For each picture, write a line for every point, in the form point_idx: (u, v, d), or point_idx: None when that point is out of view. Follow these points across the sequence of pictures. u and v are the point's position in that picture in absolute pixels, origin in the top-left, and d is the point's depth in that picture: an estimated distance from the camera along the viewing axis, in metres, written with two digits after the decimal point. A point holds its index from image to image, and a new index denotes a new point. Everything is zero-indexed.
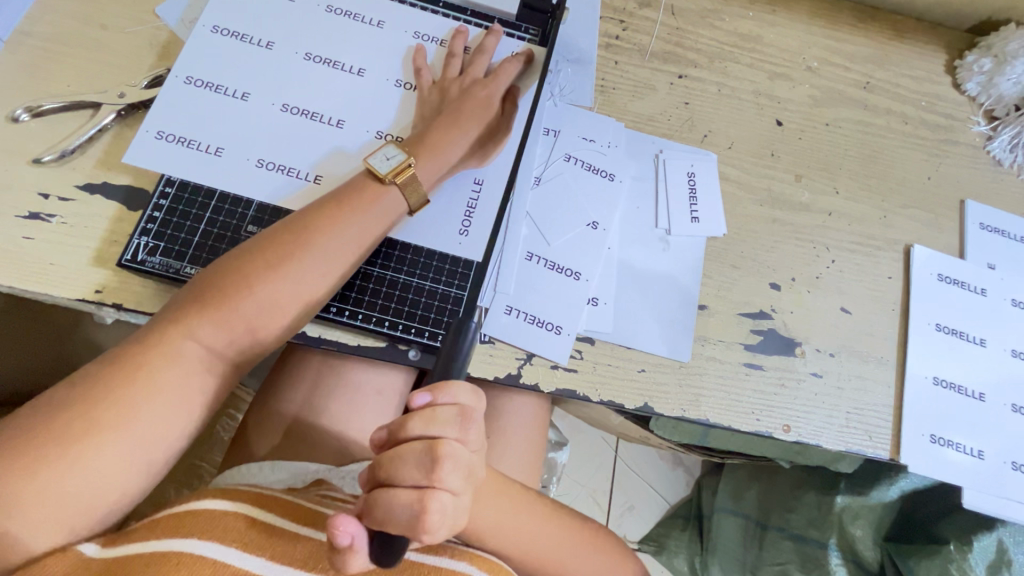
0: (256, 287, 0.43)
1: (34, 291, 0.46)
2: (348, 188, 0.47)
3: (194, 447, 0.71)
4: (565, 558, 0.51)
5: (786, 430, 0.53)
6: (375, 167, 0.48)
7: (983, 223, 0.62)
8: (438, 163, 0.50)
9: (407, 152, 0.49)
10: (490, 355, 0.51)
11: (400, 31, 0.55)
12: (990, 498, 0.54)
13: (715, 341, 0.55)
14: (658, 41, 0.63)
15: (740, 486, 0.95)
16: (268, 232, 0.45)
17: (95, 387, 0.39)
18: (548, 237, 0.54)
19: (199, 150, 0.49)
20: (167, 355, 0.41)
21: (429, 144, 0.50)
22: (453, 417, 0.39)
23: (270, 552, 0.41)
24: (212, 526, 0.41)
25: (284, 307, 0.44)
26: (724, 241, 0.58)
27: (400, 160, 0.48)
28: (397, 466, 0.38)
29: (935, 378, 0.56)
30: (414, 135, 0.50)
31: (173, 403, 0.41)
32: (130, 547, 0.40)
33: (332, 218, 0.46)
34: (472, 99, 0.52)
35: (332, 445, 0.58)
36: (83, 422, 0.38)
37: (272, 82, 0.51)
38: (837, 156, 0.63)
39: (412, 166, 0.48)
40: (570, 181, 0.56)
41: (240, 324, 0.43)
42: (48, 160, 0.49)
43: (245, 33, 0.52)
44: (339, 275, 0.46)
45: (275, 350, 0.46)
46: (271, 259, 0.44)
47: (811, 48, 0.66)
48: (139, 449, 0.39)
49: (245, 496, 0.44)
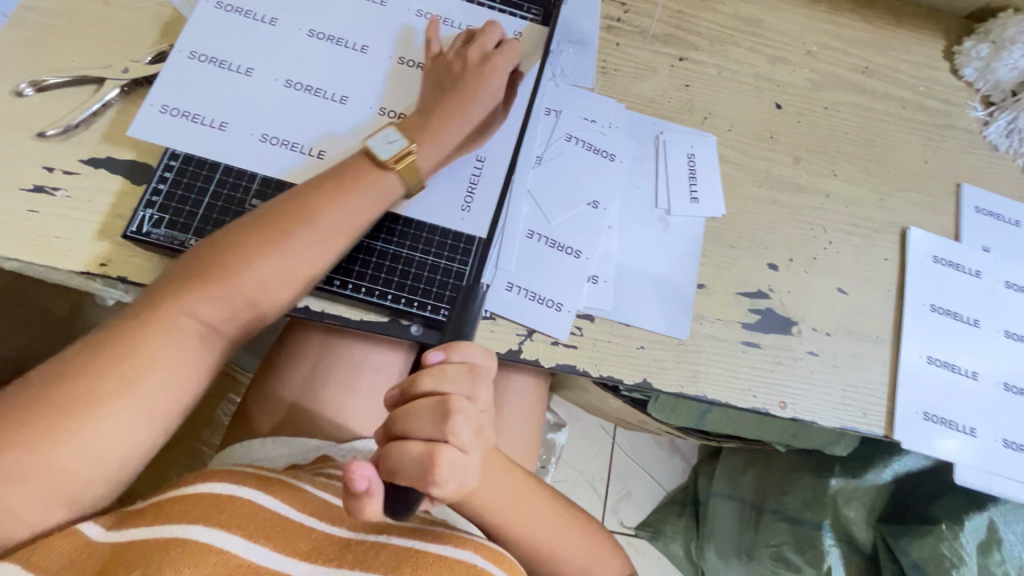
0: (257, 263, 0.44)
1: (39, 263, 0.46)
2: (348, 167, 0.47)
3: (195, 429, 0.71)
4: (563, 544, 0.52)
5: (782, 406, 0.54)
6: (375, 151, 0.48)
7: (979, 207, 0.63)
8: (440, 149, 0.50)
9: (408, 137, 0.49)
10: (491, 330, 0.51)
11: (403, 9, 0.55)
12: (982, 474, 0.55)
13: (713, 320, 0.55)
14: (659, 23, 0.64)
15: (735, 473, 0.97)
16: (264, 208, 0.46)
17: (94, 359, 0.39)
18: (551, 216, 0.55)
19: (204, 125, 0.49)
20: (164, 328, 0.41)
21: (433, 129, 0.50)
22: (461, 372, 0.42)
23: (274, 543, 0.41)
24: (217, 509, 0.40)
25: (280, 284, 0.44)
26: (723, 221, 0.58)
27: (401, 145, 0.48)
28: (410, 419, 0.41)
29: (928, 357, 0.57)
30: (412, 121, 0.50)
31: (173, 375, 0.41)
32: (134, 533, 0.39)
33: (329, 196, 0.46)
34: (475, 80, 0.51)
35: (335, 421, 0.59)
36: (84, 393, 0.38)
37: (276, 58, 0.52)
38: (836, 139, 0.63)
39: (414, 152, 0.48)
40: (572, 161, 0.57)
41: (238, 300, 0.44)
42: (53, 134, 0.49)
43: (249, 9, 0.52)
44: (336, 254, 0.47)
45: (271, 322, 0.47)
46: (267, 236, 0.44)
47: (810, 32, 0.67)
48: (140, 421, 0.40)
49: (251, 481, 0.44)
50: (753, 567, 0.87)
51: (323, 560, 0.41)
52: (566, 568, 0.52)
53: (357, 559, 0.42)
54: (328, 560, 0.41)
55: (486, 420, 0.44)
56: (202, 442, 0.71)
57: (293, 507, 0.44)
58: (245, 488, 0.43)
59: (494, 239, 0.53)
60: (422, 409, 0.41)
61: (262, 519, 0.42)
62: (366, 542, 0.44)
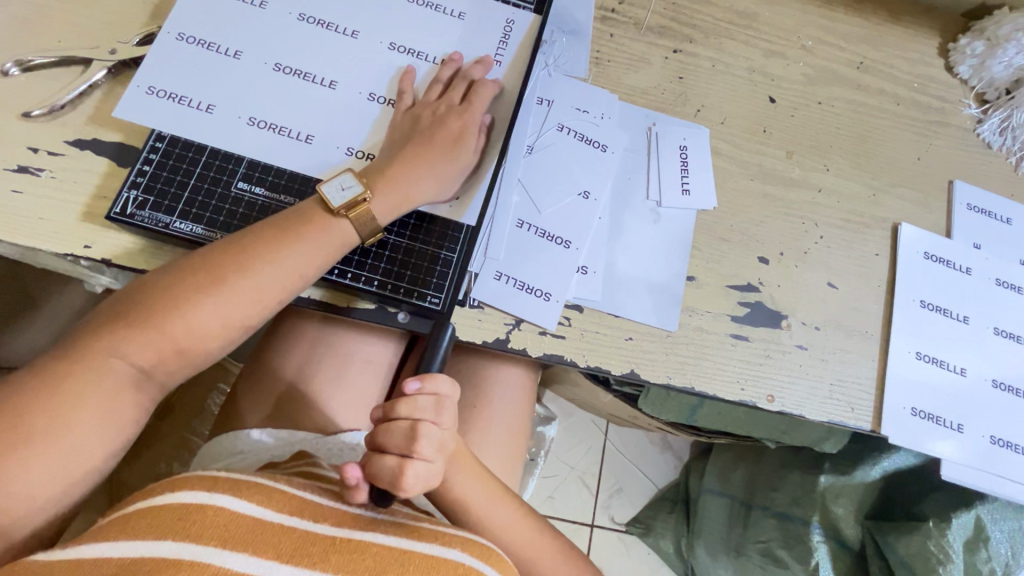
0: (186, 312, 0.43)
1: (22, 244, 0.46)
2: (298, 215, 0.46)
3: (182, 419, 0.71)
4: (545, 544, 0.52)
5: (770, 400, 0.54)
6: (329, 198, 0.46)
7: (971, 204, 0.63)
8: (400, 195, 0.48)
9: (364, 184, 0.47)
10: (479, 320, 0.51)
11: None
12: (970, 470, 0.55)
13: (703, 312, 0.55)
14: (655, 15, 0.63)
15: (726, 469, 0.97)
16: (204, 253, 0.45)
17: (21, 398, 0.39)
18: (541, 205, 0.55)
19: (191, 107, 0.49)
20: (93, 372, 0.41)
21: (393, 176, 0.48)
22: (430, 400, 0.45)
23: (252, 547, 0.39)
24: (186, 522, 0.39)
25: (212, 333, 0.44)
26: (715, 214, 0.58)
27: (355, 191, 0.47)
28: (384, 434, 0.45)
29: (918, 352, 0.57)
30: (376, 165, 0.49)
31: (105, 418, 0.41)
32: (94, 550, 0.37)
33: (271, 249, 0.45)
34: (444, 131, 0.51)
35: (321, 410, 0.59)
36: (11, 432, 0.38)
37: (265, 41, 0.51)
38: (829, 134, 0.63)
39: (368, 200, 0.47)
40: (562, 149, 0.57)
41: (169, 346, 0.43)
42: (38, 115, 0.49)
43: None
44: (273, 305, 0.46)
45: (210, 362, 0.47)
46: (202, 285, 0.43)
47: (806, 27, 0.67)
48: (66, 465, 0.39)
49: (221, 486, 0.42)
50: (742, 563, 0.87)
51: (308, 563, 0.39)
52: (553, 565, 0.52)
53: (343, 560, 0.40)
54: (313, 562, 0.39)
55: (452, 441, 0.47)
56: (190, 432, 0.70)
57: (271, 509, 0.42)
58: (216, 495, 0.41)
59: (483, 229, 0.53)
60: (395, 430, 0.45)
61: (235, 526, 0.39)
62: (354, 539, 0.42)
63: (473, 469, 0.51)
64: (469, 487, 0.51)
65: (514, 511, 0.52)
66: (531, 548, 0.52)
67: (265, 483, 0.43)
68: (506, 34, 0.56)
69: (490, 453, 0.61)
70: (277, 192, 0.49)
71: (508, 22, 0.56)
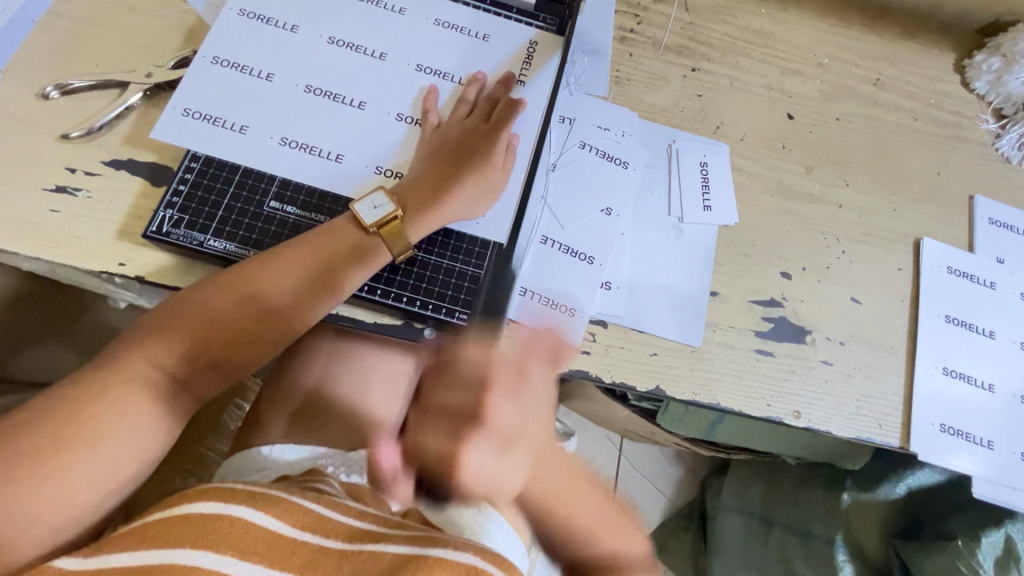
0: (223, 323, 0.44)
1: (58, 261, 0.47)
2: (330, 232, 0.47)
3: (202, 435, 0.71)
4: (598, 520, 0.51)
5: (796, 416, 0.54)
6: (361, 215, 0.48)
7: (992, 218, 0.63)
8: (429, 216, 0.49)
9: (395, 203, 0.48)
10: (504, 335, 0.52)
11: (420, 18, 0.56)
12: (1000, 488, 0.54)
13: (727, 327, 0.55)
14: (672, 35, 0.65)
15: (743, 485, 0.94)
16: (241, 266, 0.46)
17: (64, 405, 0.40)
18: (565, 221, 0.55)
19: (225, 128, 0.50)
20: (129, 382, 0.41)
21: (423, 197, 0.49)
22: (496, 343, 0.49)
23: (266, 558, 0.39)
24: (201, 532, 0.38)
25: (246, 344, 0.45)
26: (736, 230, 0.58)
27: (387, 210, 0.48)
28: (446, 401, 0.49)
29: (944, 368, 0.57)
30: (406, 183, 0.50)
31: (143, 424, 0.42)
32: (118, 559, 0.38)
33: (305, 267, 0.46)
34: (472, 152, 0.52)
35: (345, 425, 0.59)
36: (54, 439, 0.38)
37: (297, 64, 0.53)
38: (848, 150, 0.64)
39: (399, 219, 0.48)
40: (585, 165, 0.58)
41: (204, 356, 0.44)
42: (76, 136, 0.50)
43: (270, 17, 0.53)
44: (304, 320, 0.47)
45: (242, 373, 0.47)
46: (237, 300, 0.45)
47: (822, 45, 0.67)
48: (102, 474, 0.40)
49: (238, 496, 0.41)
50: None
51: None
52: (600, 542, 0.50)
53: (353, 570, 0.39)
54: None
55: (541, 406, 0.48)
56: (209, 448, 0.71)
57: (285, 521, 0.41)
58: (233, 505, 0.40)
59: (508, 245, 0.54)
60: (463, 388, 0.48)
61: (251, 535, 0.39)
62: (364, 552, 0.40)
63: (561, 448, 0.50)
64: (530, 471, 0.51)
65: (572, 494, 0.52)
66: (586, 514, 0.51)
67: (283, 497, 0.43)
68: (529, 55, 0.57)
69: None
70: (308, 210, 0.50)
71: (530, 44, 0.57)
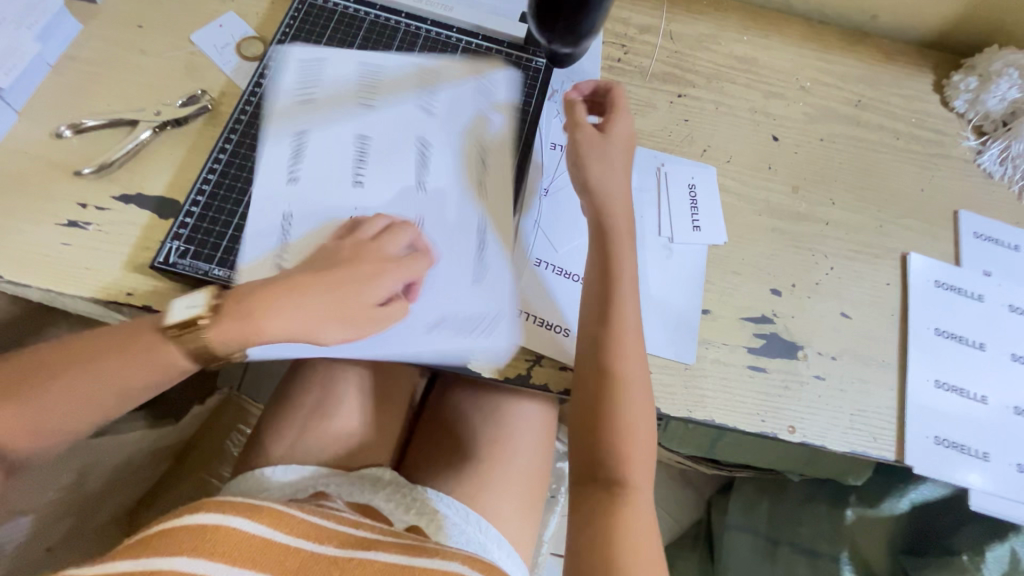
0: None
1: (69, 293, 0.49)
2: (125, 331, 0.44)
3: (207, 463, 0.75)
4: (637, 411, 0.48)
5: (791, 431, 0.54)
6: (174, 316, 0.44)
7: (978, 232, 0.64)
8: (246, 325, 0.44)
9: (211, 306, 0.44)
10: (501, 356, 0.53)
11: (468, 125, 0.58)
12: (996, 499, 0.54)
13: (719, 344, 0.56)
14: (658, 63, 0.67)
15: (750, 502, 0.91)
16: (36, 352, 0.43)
17: None
18: (463, 299, 0.52)
19: (243, 105, 0.55)
20: None
21: (259, 301, 0.45)
22: (617, 139, 0.55)
23: (260, 565, 0.40)
24: (200, 539, 0.40)
25: (31, 435, 0.42)
26: (725, 249, 0.60)
27: (197, 312, 0.44)
28: (615, 241, 0.51)
29: (936, 380, 0.57)
30: (245, 287, 0.45)
31: None
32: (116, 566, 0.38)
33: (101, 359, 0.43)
34: (341, 270, 0.47)
35: (344, 450, 0.60)
36: None
37: (335, 110, 0.56)
38: (832, 169, 0.65)
39: (203, 326, 0.44)
40: (457, 274, 0.52)
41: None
42: (88, 173, 0.52)
43: (367, 74, 0.58)
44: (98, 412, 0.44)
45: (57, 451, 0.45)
46: (12, 388, 0.41)
47: (804, 69, 0.70)
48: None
49: (235, 508, 0.43)
50: None
51: None
52: (630, 450, 0.48)
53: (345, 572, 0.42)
54: None
55: (642, 403, 0.48)
56: (212, 477, 0.73)
57: (279, 530, 0.43)
58: (230, 516, 0.42)
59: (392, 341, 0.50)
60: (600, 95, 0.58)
61: (247, 544, 0.41)
62: (354, 558, 0.43)
63: (635, 495, 0.47)
64: (582, 514, 0.47)
65: (641, 529, 0.45)
66: (627, 425, 0.48)
67: (278, 509, 0.44)
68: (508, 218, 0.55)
69: (513, 491, 0.60)
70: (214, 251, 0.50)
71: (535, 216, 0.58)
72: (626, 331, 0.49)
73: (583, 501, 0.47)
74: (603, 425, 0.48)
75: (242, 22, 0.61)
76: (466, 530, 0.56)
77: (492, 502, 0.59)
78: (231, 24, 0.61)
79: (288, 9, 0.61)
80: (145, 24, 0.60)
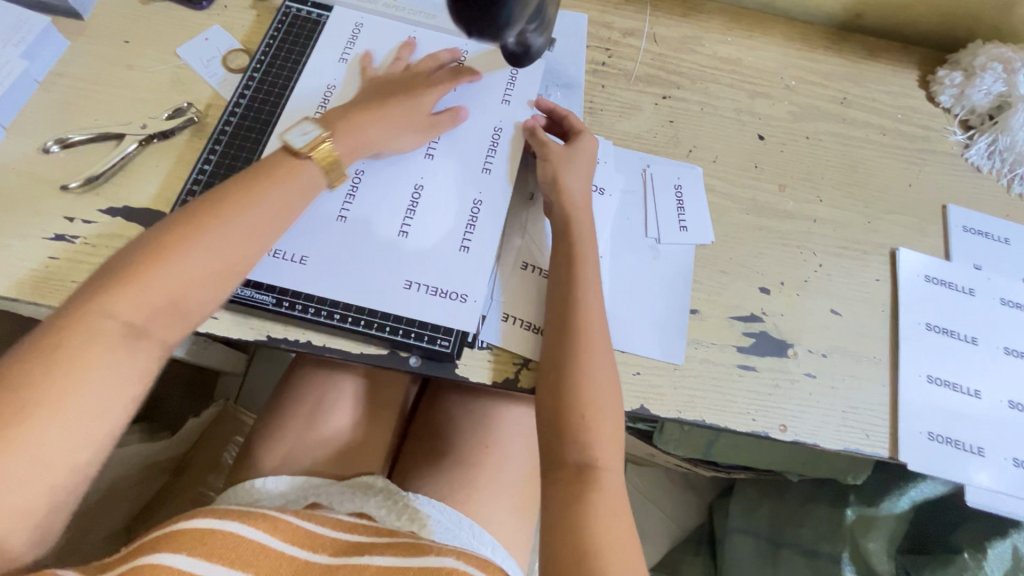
0: (172, 257, 0.43)
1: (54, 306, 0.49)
2: (266, 164, 0.50)
3: (201, 475, 0.72)
4: (596, 377, 0.48)
5: (783, 430, 0.54)
6: (292, 142, 0.50)
7: (966, 226, 0.64)
8: (353, 139, 0.52)
9: (321, 129, 0.52)
10: (489, 360, 0.53)
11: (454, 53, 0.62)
12: (990, 495, 0.54)
13: (708, 343, 0.56)
14: (642, 65, 0.68)
15: (751, 504, 0.91)
16: (152, 233, 0.44)
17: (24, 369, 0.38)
18: (432, 262, 0.53)
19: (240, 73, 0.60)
20: (86, 335, 0.40)
21: (347, 123, 0.53)
22: (584, 154, 0.56)
23: (255, 569, 0.42)
24: (198, 542, 0.41)
25: (204, 277, 0.44)
26: (713, 248, 0.60)
27: (315, 135, 0.51)
28: (576, 225, 0.53)
29: (929, 376, 0.57)
30: (331, 116, 0.53)
31: (106, 376, 0.40)
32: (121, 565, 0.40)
33: (227, 206, 0.46)
34: (400, 101, 0.55)
35: (334, 457, 0.60)
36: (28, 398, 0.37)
37: (325, 61, 0.60)
38: (820, 167, 0.65)
39: (326, 142, 0.51)
40: (469, 162, 0.57)
41: (163, 297, 0.43)
42: (74, 187, 0.53)
43: (348, 34, 0.61)
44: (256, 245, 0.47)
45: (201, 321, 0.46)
46: (170, 246, 0.43)
47: (788, 68, 0.70)
48: (97, 421, 0.40)
49: (232, 512, 0.43)
50: None
51: None
52: (596, 422, 0.47)
53: None
54: None
55: (603, 364, 0.49)
56: (208, 487, 0.70)
57: (275, 536, 0.44)
58: (227, 520, 0.43)
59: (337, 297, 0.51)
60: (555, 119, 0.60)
61: (244, 549, 0.42)
62: (348, 564, 0.45)
63: (604, 477, 0.47)
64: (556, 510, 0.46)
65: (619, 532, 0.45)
66: (590, 398, 0.47)
67: (275, 514, 0.45)
68: (495, 141, 0.58)
69: (506, 497, 0.60)
70: None
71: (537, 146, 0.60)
72: (580, 301, 0.50)
73: (557, 494, 0.47)
74: (571, 410, 0.47)
75: (227, 35, 0.62)
76: (459, 535, 0.56)
77: (484, 507, 0.59)
78: (216, 37, 0.61)
79: (273, 18, 0.62)
80: (131, 39, 0.60)
